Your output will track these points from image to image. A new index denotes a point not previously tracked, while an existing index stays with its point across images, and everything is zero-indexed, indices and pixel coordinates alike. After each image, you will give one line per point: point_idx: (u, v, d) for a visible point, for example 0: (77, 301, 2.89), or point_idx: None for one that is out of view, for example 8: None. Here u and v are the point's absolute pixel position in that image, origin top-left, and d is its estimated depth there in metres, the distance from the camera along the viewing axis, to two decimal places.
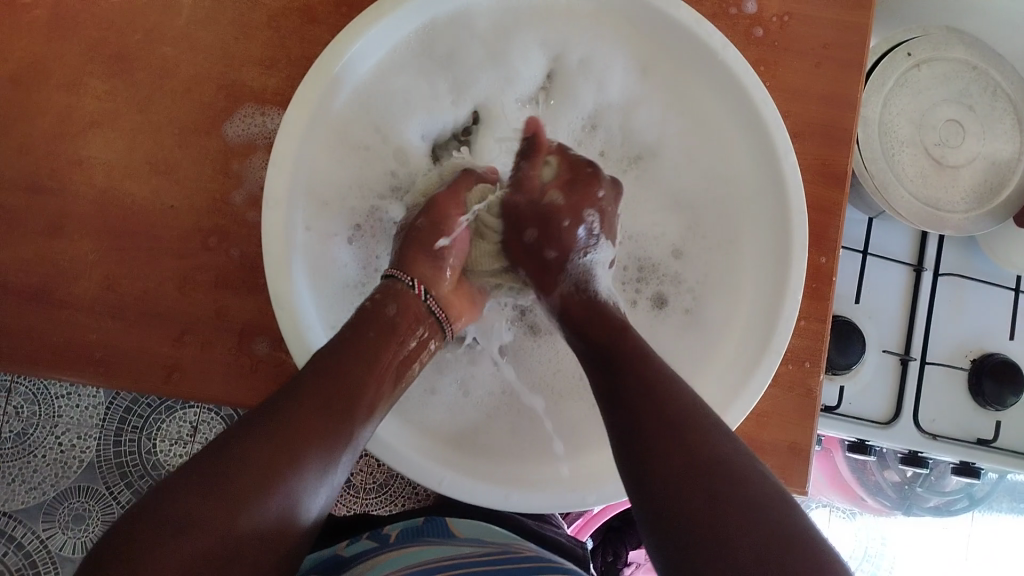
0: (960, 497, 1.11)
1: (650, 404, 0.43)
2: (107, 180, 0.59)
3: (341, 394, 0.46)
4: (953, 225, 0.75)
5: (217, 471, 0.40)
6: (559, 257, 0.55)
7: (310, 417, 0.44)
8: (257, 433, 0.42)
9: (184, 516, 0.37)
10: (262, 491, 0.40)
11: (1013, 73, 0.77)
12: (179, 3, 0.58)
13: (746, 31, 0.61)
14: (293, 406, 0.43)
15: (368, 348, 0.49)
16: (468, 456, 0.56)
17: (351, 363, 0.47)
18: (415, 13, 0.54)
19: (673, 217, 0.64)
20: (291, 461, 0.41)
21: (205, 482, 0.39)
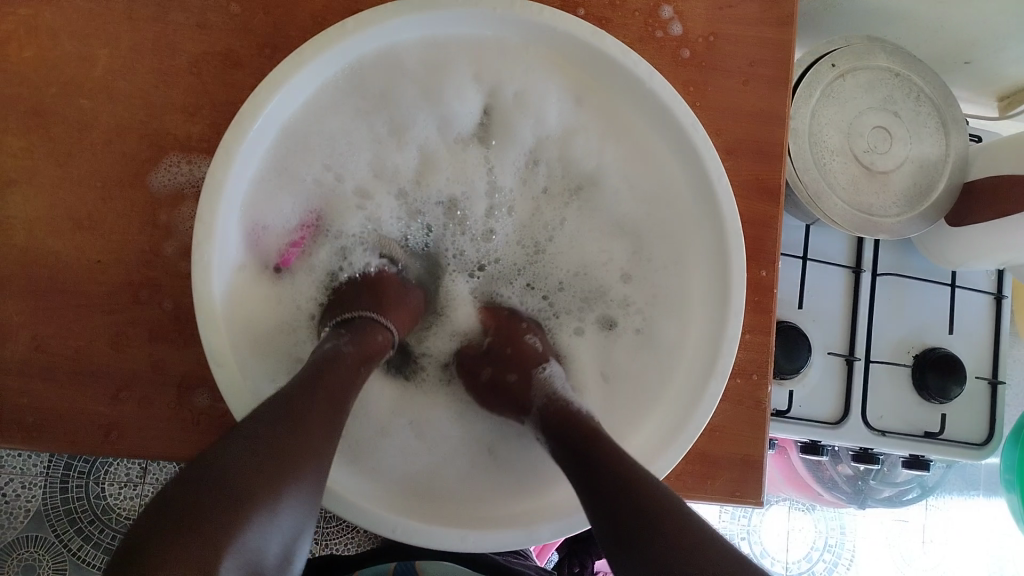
0: (912, 487, 1.13)
1: (622, 494, 0.43)
2: (28, 238, 0.56)
3: (318, 421, 0.42)
4: (887, 229, 0.77)
5: (212, 497, 0.35)
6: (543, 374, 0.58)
7: (295, 452, 0.40)
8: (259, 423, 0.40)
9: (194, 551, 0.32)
10: (266, 519, 0.36)
11: (935, 77, 0.79)
12: (95, 51, 0.57)
13: (673, 52, 0.61)
14: (279, 438, 0.39)
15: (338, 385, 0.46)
16: (423, 499, 0.55)
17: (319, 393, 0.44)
18: (340, 56, 0.53)
19: (618, 244, 0.65)
20: (297, 462, 0.39)
21: (201, 518, 0.34)
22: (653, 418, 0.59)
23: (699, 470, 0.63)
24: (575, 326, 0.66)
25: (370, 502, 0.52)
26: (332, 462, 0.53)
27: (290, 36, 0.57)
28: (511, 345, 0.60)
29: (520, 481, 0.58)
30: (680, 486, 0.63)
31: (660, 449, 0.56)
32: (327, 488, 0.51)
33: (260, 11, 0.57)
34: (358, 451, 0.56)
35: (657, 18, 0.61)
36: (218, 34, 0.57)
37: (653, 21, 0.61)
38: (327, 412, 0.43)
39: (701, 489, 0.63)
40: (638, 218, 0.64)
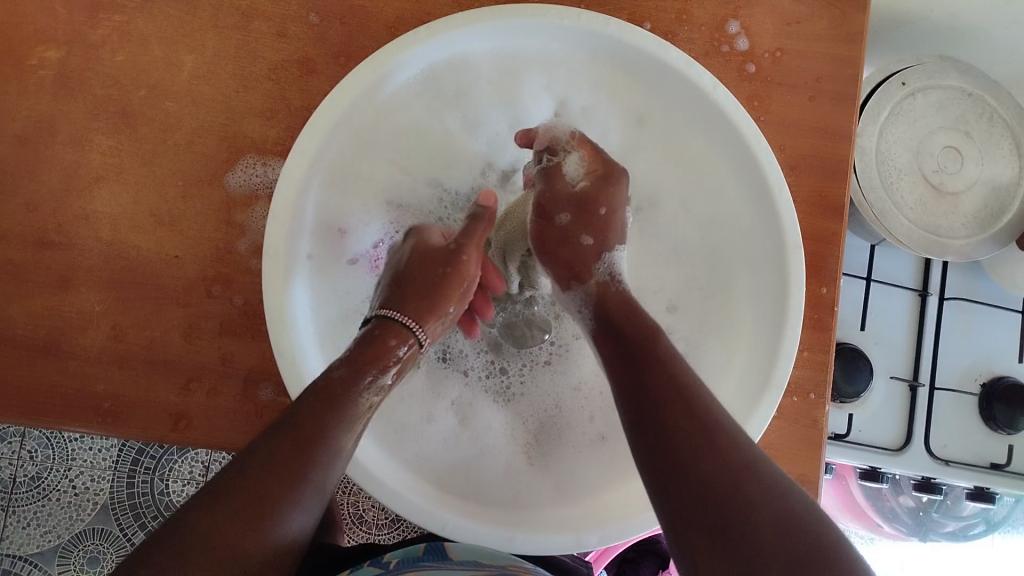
0: (978, 522, 1.09)
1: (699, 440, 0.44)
2: (112, 233, 0.59)
3: (328, 436, 0.46)
4: (954, 250, 0.76)
5: (196, 535, 0.40)
6: (593, 246, 0.60)
7: (280, 493, 0.43)
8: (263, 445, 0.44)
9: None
10: (243, 555, 0.40)
11: (1010, 98, 0.77)
12: (181, 58, 0.60)
13: (739, 67, 0.62)
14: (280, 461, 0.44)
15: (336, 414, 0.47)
16: (465, 497, 0.56)
17: (326, 417, 0.46)
18: (413, 62, 0.55)
19: (675, 271, 0.64)
20: (293, 480, 0.44)
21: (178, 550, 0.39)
22: None
23: None
24: None
25: (417, 496, 0.53)
26: (378, 454, 0.55)
27: (364, 46, 0.59)
28: (585, 236, 0.60)
29: (562, 492, 0.59)
30: None
31: None
32: (376, 481, 0.53)
33: (337, 21, 0.59)
34: (402, 443, 0.58)
35: (723, 32, 0.61)
36: (296, 43, 0.59)
37: (718, 36, 0.61)
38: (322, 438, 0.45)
39: None
40: (697, 238, 0.64)
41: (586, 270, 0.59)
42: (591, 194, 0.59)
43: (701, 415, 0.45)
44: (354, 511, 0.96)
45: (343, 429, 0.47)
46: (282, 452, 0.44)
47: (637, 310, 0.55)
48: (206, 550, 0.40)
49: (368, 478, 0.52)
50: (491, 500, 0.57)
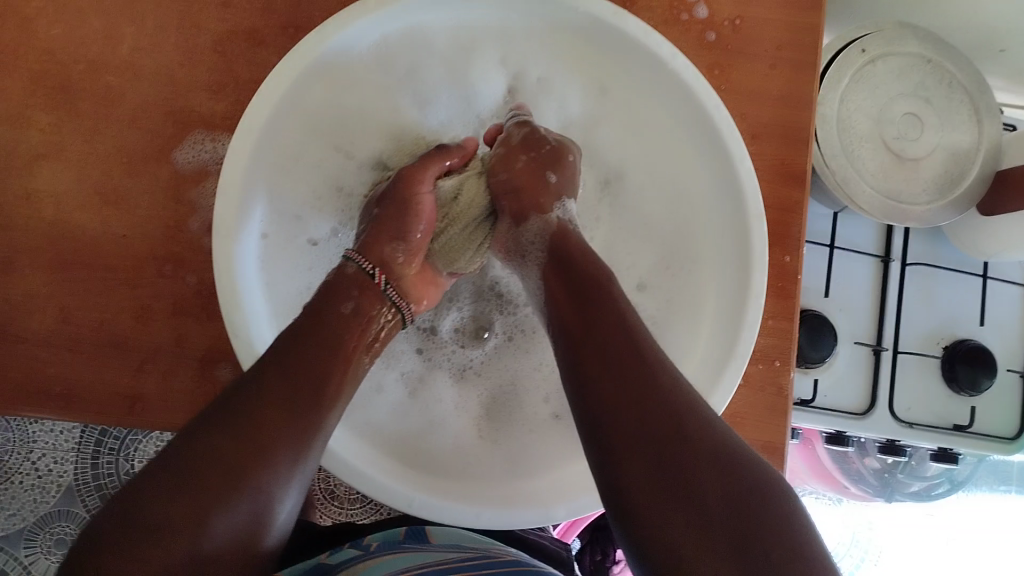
0: (941, 482, 1.11)
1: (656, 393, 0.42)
2: (57, 213, 0.58)
3: (292, 412, 0.44)
4: (916, 217, 0.75)
5: (196, 471, 0.40)
6: (541, 220, 0.56)
7: (275, 433, 0.43)
8: (220, 420, 0.43)
9: (161, 521, 0.38)
10: (247, 495, 0.41)
11: (968, 63, 0.77)
12: (122, 31, 0.58)
13: (698, 35, 0.61)
14: (238, 430, 0.42)
15: (319, 356, 0.47)
16: (424, 471, 0.56)
17: (283, 395, 0.44)
18: (363, 32, 0.53)
19: (647, 248, 0.63)
20: (262, 457, 0.42)
21: (180, 489, 0.39)
22: None
23: None
24: None
25: (379, 473, 0.53)
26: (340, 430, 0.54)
27: (314, 17, 0.58)
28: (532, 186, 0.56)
29: (514, 469, 0.58)
30: None
31: None
32: (336, 457, 0.52)
33: None
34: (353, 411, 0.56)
35: (682, 0, 0.60)
36: (243, 14, 0.57)
37: (677, 4, 0.60)
38: (316, 378, 0.46)
39: None
40: (661, 218, 0.63)
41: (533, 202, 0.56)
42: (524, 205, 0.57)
43: (622, 343, 0.45)
44: (325, 488, 0.96)
45: (305, 409, 0.45)
46: (273, 391, 0.44)
47: (605, 281, 0.50)
48: (205, 489, 0.40)
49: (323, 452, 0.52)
50: (445, 476, 0.56)
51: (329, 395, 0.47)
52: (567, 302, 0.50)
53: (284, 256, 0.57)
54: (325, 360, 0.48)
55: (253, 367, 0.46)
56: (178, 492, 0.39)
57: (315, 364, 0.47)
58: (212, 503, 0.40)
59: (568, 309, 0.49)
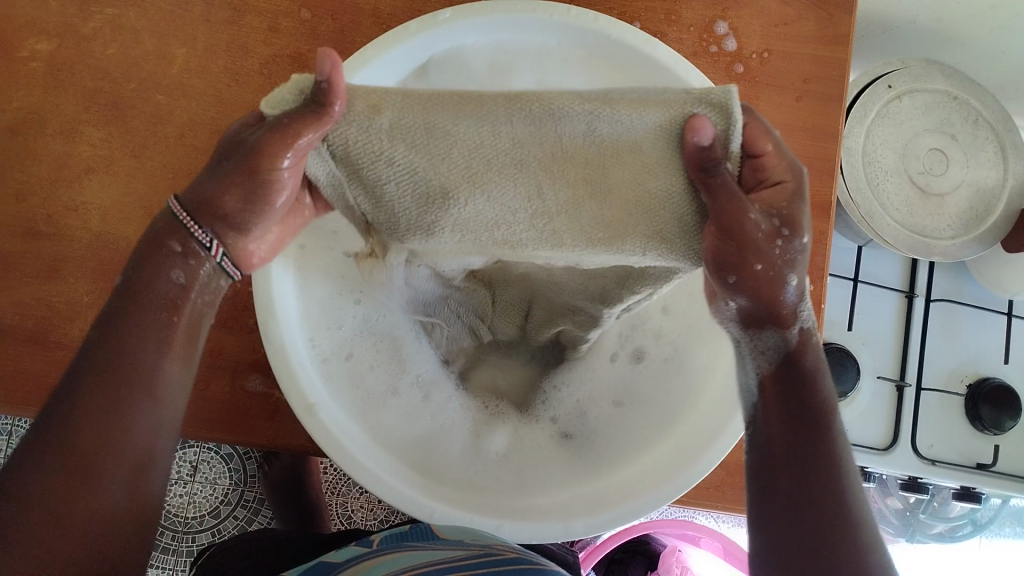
0: (964, 523, 1.10)
1: (819, 473, 0.46)
2: (102, 225, 0.60)
3: (125, 412, 0.42)
4: (941, 252, 0.76)
5: (25, 511, 0.39)
6: (774, 304, 0.46)
7: (99, 416, 0.41)
8: (42, 454, 0.40)
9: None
10: (77, 521, 0.39)
11: (994, 101, 0.78)
12: (173, 51, 0.60)
13: (727, 67, 0.62)
14: (60, 455, 0.40)
15: (151, 319, 0.44)
16: (440, 480, 0.55)
17: (110, 399, 0.42)
18: (410, 54, 0.56)
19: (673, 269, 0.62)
20: (88, 483, 0.40)
21: (15, 529, 0.38)
22: (669, 437, 0.56)
23: (740, 483, 0.62)
24: (613, 349, 0.64)
25: (393, 476, 0.52)
26: (363, 436, 0.53)
27: (356, 41, 0.60)
28: (758, 262, 0.43)
29: (519, 483, 0.57)
30: (720, 498, 0.62)
31: (698, 450, 0.53)
32: (346, 453, 0.51)
33: (328, 17, 0.60)
34: (368, 408, 0.56)
35: (712, 33, 0.62)
36: (288, 38, 0.60)
37: (707, 36, 0.62)
38: (139, 356, 0.43)
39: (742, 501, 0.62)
40: None
41: (755, 293, 0.45)
42: (767, 296, 0.45)
43: (822, 488, 0.45)
44: (343, 513, 0.98)
45: (133, 404, 0.42)
46: (94, 398, 0.41)
47: (824, 374, 0.48)
48: (51, 509, 0.39)
49: (335, 447, 0.51)
50: (456, 484, 0.55)
51: (152, 369, 0.43)
52: (778, 418, 0.48)
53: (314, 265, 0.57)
54: (147, 316, 0.44)
55: (70, 370, 0.43)
56: (28, 520, 0.39)
57: (130, 350, 0.43)
58: (47, 536, 0.39)
59: (790, 422, 0.47)
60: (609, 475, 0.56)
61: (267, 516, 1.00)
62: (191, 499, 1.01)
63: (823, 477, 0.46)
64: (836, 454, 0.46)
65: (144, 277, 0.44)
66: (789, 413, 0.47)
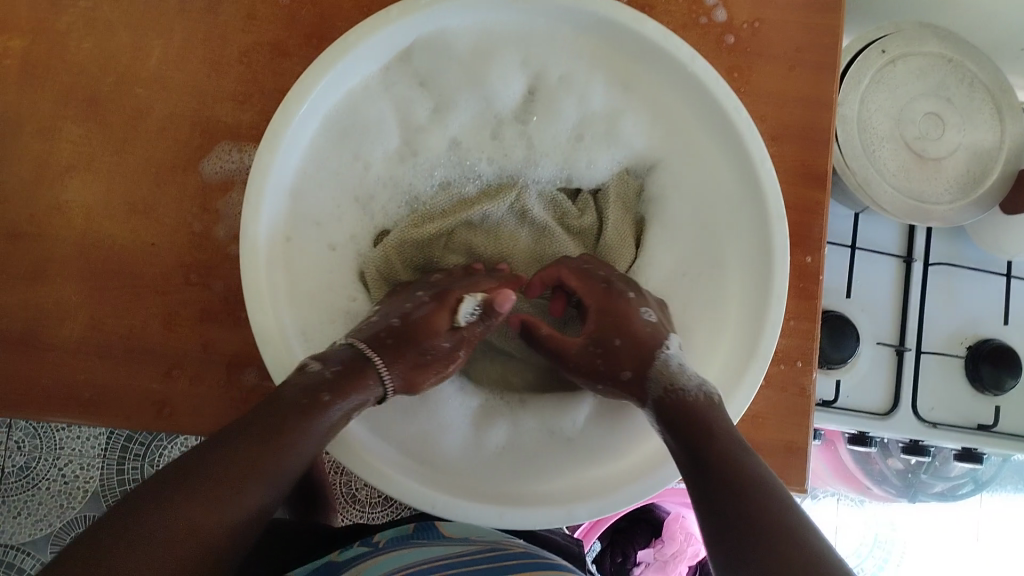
0: (966, 482, 1.10)
1: (725, 465, 0.44)
2: (88, 223, 0.59)
3: (286, 461, 0.43)
4: (938, 217, 0.76)
5: (186, 496, 0.39)
6: (625, 345, 0.53)
7: (250, 467, 0.42)
8: (205, 462, 0.41)
9: (161, 531, 0.38)
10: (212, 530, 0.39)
11: (989, 63, 0.77)
12: (150, 43, 0.59)
13: (717, 38, 0.61)
14: (221, 476, 0.41)
15: (332, 422, 0.46)
16: (442, 471, 0.55)
17: (282, 449, 0.43)
18: (394, 39, 0.54)
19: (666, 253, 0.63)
20: (236, 508, 0.40)
21: (164, 512, 0.38)
22: None
23: None
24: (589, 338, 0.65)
25: (396, 471, 0.51)
26: (365, 430, 0.53)
27: (337, 25, 0.59)
28: (618, 336, 0.54)
29: (519, 469, 0.57)
30: None
31: None
32: (350, 449, 0.51)
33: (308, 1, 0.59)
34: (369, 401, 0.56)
35: (701, 5, 0.61)
36: (267, 25, 0.59)
37: (696, 8, 0.61)
38: (314, 437, 0.45)
39: None
40: (683, 219, 0.62)
41: (621, 358, 0.53)
42: (631, 352, 0.53)
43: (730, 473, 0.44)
44: (348, 492, 0.98)
45: (291, 465, 0.44)
46: (255, 442, 0.43)
47: (710, 404, 0.48)
48: (191, 513, 0.39)
49: (339, 445, 0.51)
50: (457, 475, 0.55)
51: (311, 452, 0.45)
52: (676, 449, 0.47)
53: (302, 260, 0.56)
54: (332, 415, 0.46)
55: (242, 416, 0.45)
56: (175, 527, 0.38)
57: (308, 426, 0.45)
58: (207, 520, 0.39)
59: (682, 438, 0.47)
60: (608, 460, 0.56)
61: None
62: None
63: (728, 465, 0.44)
64: (732, 445, 0.45)
65: (346, 390, 0.48)
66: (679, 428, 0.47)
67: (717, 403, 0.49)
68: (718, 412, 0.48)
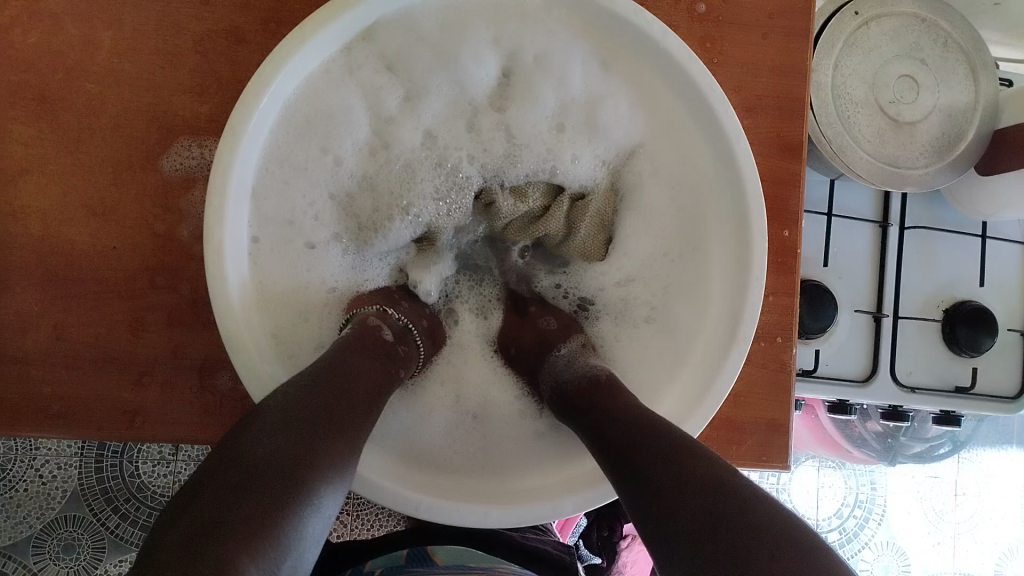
0: (944, 442, 1.12)
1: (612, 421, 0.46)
2: (44, 227, 0.56)
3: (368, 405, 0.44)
4: (915, 182, 0.75)
5: (308, 434, 0.37)
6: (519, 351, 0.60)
7: (351, 412, 0.41)
8: (313, 402, 0.40)
9: (300, 466, 0.35)
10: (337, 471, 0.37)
11: (962, 21, 0.77)
12: (99, 35, 0.56)
13: (689, 8, 0.59)
14: (331, 419, 0.39)
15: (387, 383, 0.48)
16: (428, 469, 0.53)
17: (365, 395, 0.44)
18: (356, 21, 0.52)
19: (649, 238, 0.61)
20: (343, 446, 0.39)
21: (293, 446, 0.36)
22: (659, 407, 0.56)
23: (726, 436, 0.62)
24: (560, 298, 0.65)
25: (380, 474, 0.50)
26: None
27: (294, 9, 0.56)
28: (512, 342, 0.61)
29: (504, 462, 0.55)
30: None
31: (683, 415, 0.53)
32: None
33: None
34: None
35: None
36: (221, 11, 0.56)
37: None
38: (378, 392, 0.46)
39: (727, 453, 0.62)
40: (663, 202, 0.60)
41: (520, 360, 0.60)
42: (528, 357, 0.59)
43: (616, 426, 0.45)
44: None
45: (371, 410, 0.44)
46: (343, 390, 0.43)
47: (593, 380, 0.52)
48: (316, 448, 0.37)
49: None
50: (443, 473, 0.53)
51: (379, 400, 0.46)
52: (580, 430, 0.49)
53: (270, 261, 0.54)
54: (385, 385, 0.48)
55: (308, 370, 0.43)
56: (310, 463, 0.36)
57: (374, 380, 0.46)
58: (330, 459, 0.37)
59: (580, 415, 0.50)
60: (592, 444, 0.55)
61: None
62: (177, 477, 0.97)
63: (619, 418, 0.46)
64: (625, 406, 0.48)
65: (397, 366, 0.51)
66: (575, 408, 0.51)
67: (612, 382, 0.52)
68: (615, 390, 0.51)
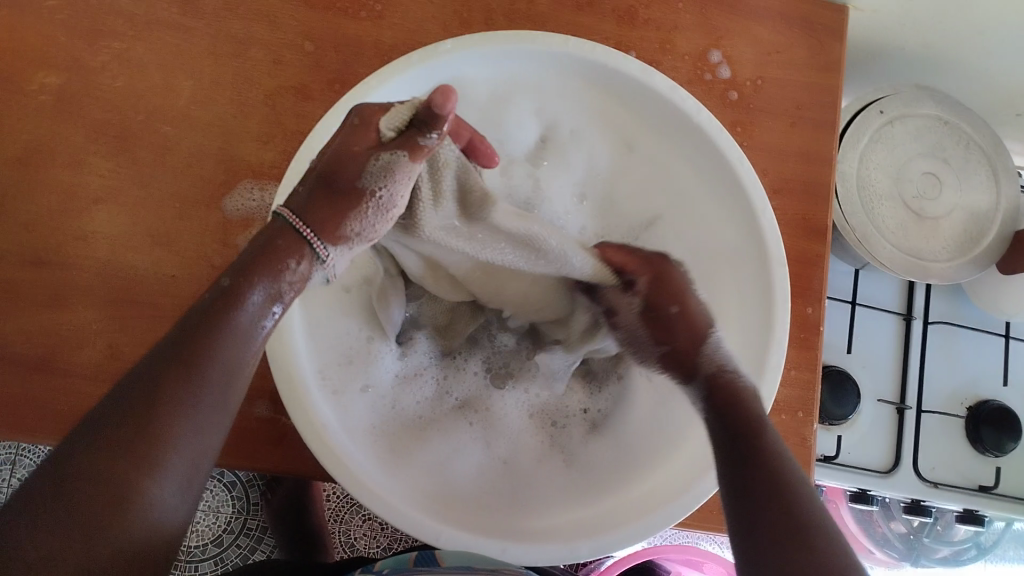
0: (969, 546, 1.09)
1: (754, 468, 0.45)
2: (110, 253, 0.61)
3: (219, 356, 0.41)
4: (937, 274, 0.77)
5: (122, 434, 0.37)
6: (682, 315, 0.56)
7: (182, 382, 0.39)
8: (140, 387, 0.39)
9: (101, 473, 0.36)
10: (153, 469, 0.37)
11: (983, 124, 0.80)
12: (179, 84, 0.62)
13: (721, 94, 0.64)
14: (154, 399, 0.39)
15: (256, 318, 0.43)
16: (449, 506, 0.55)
17: (210, 342, 0.41)
18: (415, 82, 0.56)
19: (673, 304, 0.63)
20: (167, 435, 0.38)
21: (102, 454, 0.37)
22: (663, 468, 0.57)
23: None
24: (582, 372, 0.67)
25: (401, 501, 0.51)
26: (368, 464, 0.53)
27: (357, 72, 0.62)
28: (672, 308, 0.57)
29: (521, 504, 0.57)
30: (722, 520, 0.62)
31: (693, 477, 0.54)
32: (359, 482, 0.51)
33: (332, 50, 0.62)
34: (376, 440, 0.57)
35: (706, 62, 0.64)
36: (292, 70, 0.62)
37: (701, 65, 0.64)
38: (250, 327, 0.42)
39: None
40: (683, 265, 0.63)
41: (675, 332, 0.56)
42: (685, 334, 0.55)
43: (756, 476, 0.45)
44: (345, 541, 0.97)
45: (224, 350, 0.41)
46: (190, 353, 0.40)
47: (746, 397, 0.51)
48: (120, 457, 0.37)
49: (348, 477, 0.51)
50: (462, 510, 0.55)
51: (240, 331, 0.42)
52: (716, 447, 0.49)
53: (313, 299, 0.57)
54: (248, 319, 0.42)
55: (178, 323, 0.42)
56: (110, 473, 0.36)
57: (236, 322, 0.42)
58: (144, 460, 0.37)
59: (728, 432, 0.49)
60: (608, 497, 0.57)
61: (269, 546, 1.00)
62: (193, 530, 1.00)
63: (761, 463, 0.45)
64: (768, 445, 0.47)
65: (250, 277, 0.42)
66: (727, 423, 0.50)
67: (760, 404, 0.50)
68: (766, 421, 0.49)
